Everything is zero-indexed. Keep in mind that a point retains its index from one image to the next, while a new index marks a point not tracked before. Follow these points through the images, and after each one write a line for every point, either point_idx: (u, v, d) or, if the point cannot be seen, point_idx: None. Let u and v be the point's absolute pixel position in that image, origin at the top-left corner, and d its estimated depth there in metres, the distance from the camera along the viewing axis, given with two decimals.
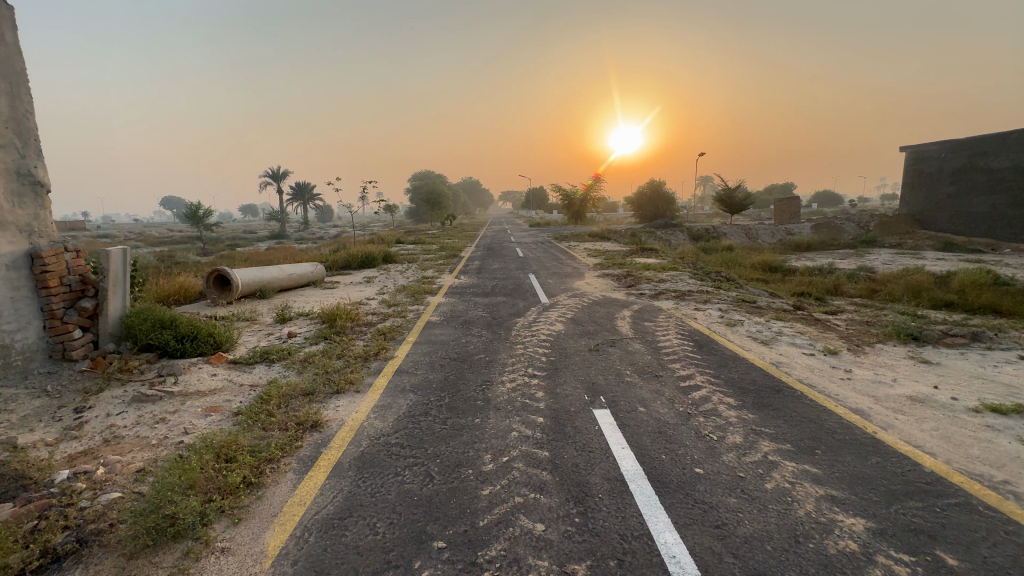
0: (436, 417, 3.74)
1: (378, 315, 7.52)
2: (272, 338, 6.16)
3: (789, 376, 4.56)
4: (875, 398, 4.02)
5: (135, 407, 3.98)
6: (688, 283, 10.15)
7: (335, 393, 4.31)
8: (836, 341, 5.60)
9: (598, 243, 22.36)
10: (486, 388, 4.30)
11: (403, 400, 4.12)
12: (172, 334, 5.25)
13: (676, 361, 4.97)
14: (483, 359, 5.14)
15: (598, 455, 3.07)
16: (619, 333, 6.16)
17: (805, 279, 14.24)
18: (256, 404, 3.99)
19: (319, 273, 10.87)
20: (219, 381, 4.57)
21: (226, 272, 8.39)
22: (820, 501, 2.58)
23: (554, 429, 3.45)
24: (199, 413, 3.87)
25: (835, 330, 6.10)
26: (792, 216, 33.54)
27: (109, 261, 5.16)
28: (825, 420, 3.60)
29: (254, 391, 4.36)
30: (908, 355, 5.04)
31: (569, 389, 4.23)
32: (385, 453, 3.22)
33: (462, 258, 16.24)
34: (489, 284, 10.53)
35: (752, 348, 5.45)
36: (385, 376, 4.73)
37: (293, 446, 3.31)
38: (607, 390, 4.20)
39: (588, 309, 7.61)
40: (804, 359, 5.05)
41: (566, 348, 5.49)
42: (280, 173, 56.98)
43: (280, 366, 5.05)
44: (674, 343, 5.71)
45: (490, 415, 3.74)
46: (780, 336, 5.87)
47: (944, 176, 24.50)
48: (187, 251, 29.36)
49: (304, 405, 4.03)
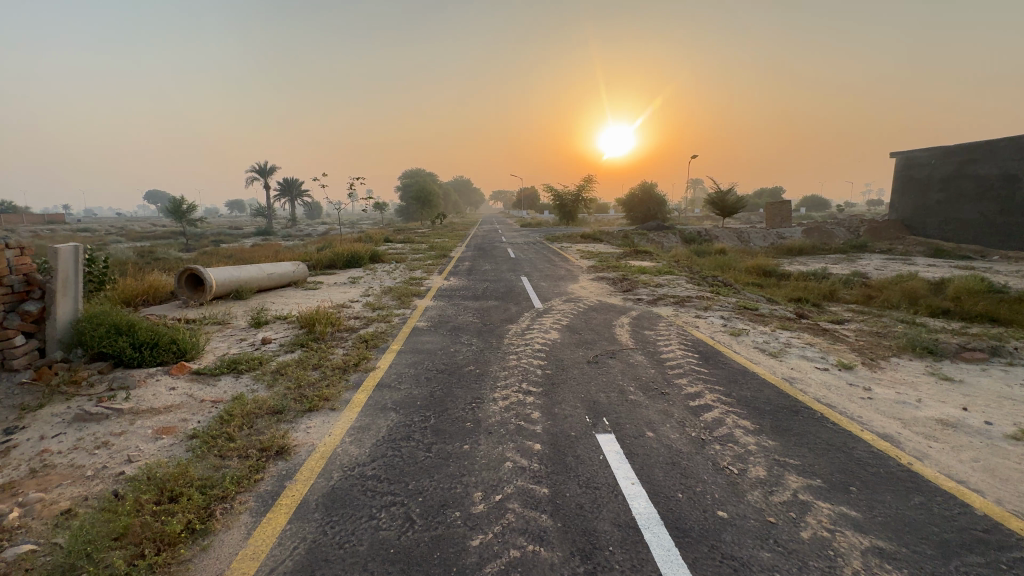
0: (420, 442, 3.31)
1: (361, 320, 7.04)
2: (244, 345, 5.66)
3: (806, 394, 4.22)
4: (902, 421, 3.67)
5: (76, 428, 3.49)
6: (685, 288, 9.82)
7: (307, 412, 3.85)
8: (850, 354, 5.26)
9: (590, 245, 22.13)
10: (475, 407, 3.88)
11: (384, 421, 3.68)
12: (128, 341, 4.74)
13: (683, 376, 4.59)
14: (473, 373, 4.71)
15: (605, 494, 2.67)
16: (619, 343, 5.78)
17: (800, 284, 14.06)
18: (215, 425, 3.52)
19: (301, 273, 10.35)
20: (177, 396, 4.09)
21: (199, 271, 7.86)
22: (868, 557, 2.21)
23: (554, 460, 3.04)
24: (148, 436, 3.39)
25: (846, 341, 5.78)
26: (784, 220, 33.63)
27: (57, 258, 4.65)
28: (854, 448, 3.24)
29: (216, 408, 3.89)
30: (928, 371, 4.72)
31: (569, 408, 3.82)
32: (359, 489, 2.78)
33: (453, 258, 15.84)
34: (481, 286, 10.10)
35: (761, 361, 5.10)
36: (365, 391, 4.28)
37: (252, 480, 2.86)
38: (609, 410, 3.80)
39: (584, 315, 7.22)
40: (819, 375, 4.70)
41: (563, 359, 5.08)
42: (268, 168, 56.04)
43: (249, 378, 4.58)
44: (678, 354, 5.34)
45: (480, 441, 3.32)
46: (789, 348, 5.52)
47: (934, 182, 24.63)
48: (171, 248, 28.61)
49: (271, 427, 3.57)
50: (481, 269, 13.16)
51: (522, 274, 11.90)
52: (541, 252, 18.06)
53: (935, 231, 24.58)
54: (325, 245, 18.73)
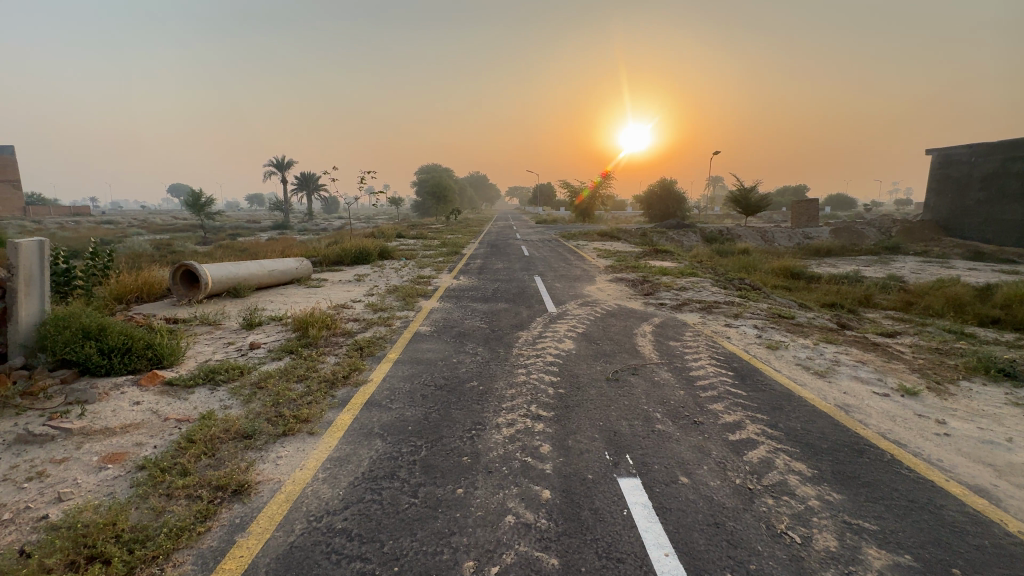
0: (405, 484, 2.75)
1: (360, 322, 6.51)
2: (229, 351, 5.21)
3: (867, 428, 3.55)
4: (995, 469, 2.98)
5: (12, 453, 3.02)
6: (712, 291, 9.12)
7: (281, 437, 3.33)
8: (911, 377, 4.54)
9: (606, 244, 21.44)
10: (476, 436, 3.31)
11: (367, 451, 3.13)
12: (96, 346, 4.30)
13: (717, 400, 3.96)
14: (475, 390, 4.14)
15: (631, 571, 2.09)
16: (641, 355, 5.16)
17: (832, 288, 13.17)
18: (170, 453, 3.01)
19: (305, 269, 9.90)
20: (140, 413, 3.61)
21: (193, 267, 7.44)
22: None
23: (567, 515, 2.46)
24: (91, 466, 2.91)
25: (903, 360, 5.05)
26: (810, 219, 32.24)
27: (18, 255, 4.24)
28: (944, 508, 2.58)
29: (179, 429, 3.40)
30: (1011, 401, 3.99)
31: (585, 441, 3.23)
32: (323, 550, 2.23)
33: (464, 256, 15.34)
34: (491, 286, 9.53)
35: (806, 383, 4.43)
36: (351, 411, 3.74)
37: (194, 533, 2.34)
38: (633, 444, 3.19)
39: (602, 322, 6.58)
40: (879, 403, 4.01)
41: (579, 376, 4.49)
42: (285, 163, 56.39)
43: (225, 391, 4.08)
44: (710, 371, 4.69)
45: (477, 483, 2.76)
46: (838, 367, 4.83)
47: (973, 181, 23.28)
48: (187, 241, 28.97)
49: (235, 456, 3.06)
50: (492, 267, 12.60)
51: (536, 274, 11.30)
52: (556, 251, 17.46)
53: (974, 233, 23.21)
54: (334, 240, 18.31)
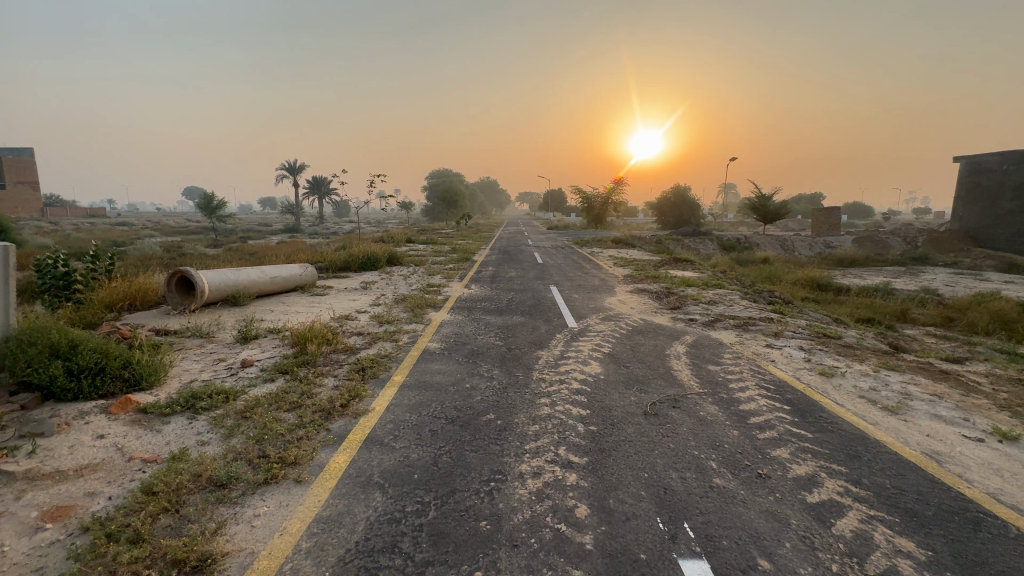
0: (408, 563, 2.16)
1: (364, 337, 5.97)
2: (218, 369, 4.68)
3: (972, 487, 2.90)
4: None
5: None
6: (743, 305, 8.46)
7: (260, 486, 2.76)
8: (1002, 418, 3.86)
9: (621, 250, 20.94)
10: (497, 491, 2.72)
11: (363, 510, 2.56)
12: (64, 366, 3.79)
13: (779, 445, 3.33)
14: (493, 426, 3.56)
15: None
16: (679, 382, 4.54)
17: (865, 301, 12.40)
18: (124, 510, 2.47)
19: (309, 275, 9.40)
20: (102, 451, 3.08)
21: (189, 273, 6.96)
22: None
23: None
24: (25, 526, 2.35)
25: (984, 394, 4.36)
26: (831, 228, 31.28)
27: None
28: None
29: (143, 472, 2.87)
30: None
31: (630, 501, 2.63)
32: None
33: (477, 262, 14.91)
34: (505, 296, 8.97)
35: (879, 422, 3.77)
36: (348, 452, 3.18)
37: None
38: (691, 507, 2.58)
39: (628, 340, 5.97)
40: (975, 451, 3.34)
41: (611, 408, 3.88)
42: (297, 166, 56.55)
43: (204, 422, 3.54)
44: (763, 404, 4.06)
45: (500, 564, 2.16)
46: (910, 401, 4.16)
47: (1005, 189, 22.31)
48: (197, 243, 28.94)
49: (203, 513, 2.50)
50: (505, 275, 12.06)
51: (552, 283, 10.71)
52: (571, 258, 16.89)
53: (1007, 243, 22.16)
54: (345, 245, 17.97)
